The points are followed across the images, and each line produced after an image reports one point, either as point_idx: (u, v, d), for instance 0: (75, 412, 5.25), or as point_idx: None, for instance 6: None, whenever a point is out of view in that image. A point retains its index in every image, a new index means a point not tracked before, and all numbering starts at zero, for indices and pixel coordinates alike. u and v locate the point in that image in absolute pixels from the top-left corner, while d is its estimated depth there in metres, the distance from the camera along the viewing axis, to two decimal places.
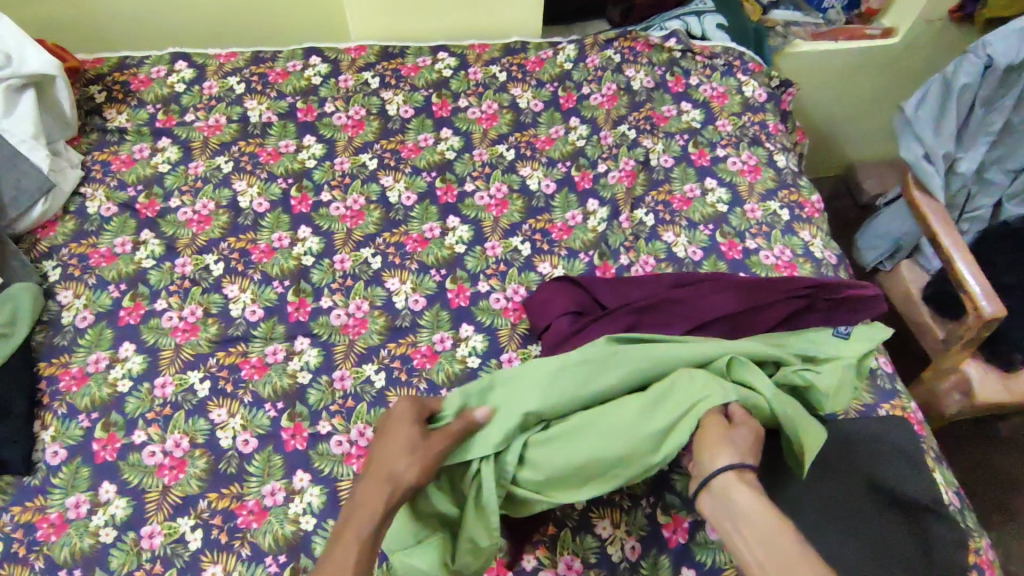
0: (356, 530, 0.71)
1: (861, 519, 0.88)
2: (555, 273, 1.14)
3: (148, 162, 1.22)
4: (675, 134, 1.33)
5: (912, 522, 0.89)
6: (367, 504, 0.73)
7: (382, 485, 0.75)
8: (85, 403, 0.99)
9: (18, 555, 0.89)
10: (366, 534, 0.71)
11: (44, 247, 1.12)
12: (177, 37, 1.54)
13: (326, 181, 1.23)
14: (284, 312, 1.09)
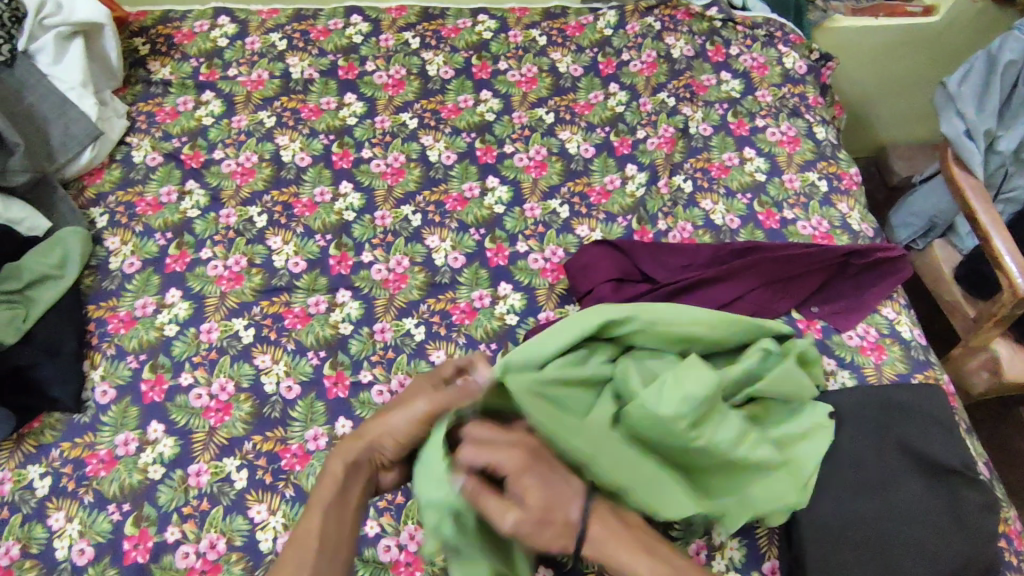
0: (323, 498, 0.72)
1: (877, 493, 0.90)
2: (594, 236, 1.15)
3: (192, 114, 1.24)
4: (714, 102, 1.33)
5: (931, 495, 0.90)
6: (331, 480, 0.73)
7: (360, 461, 0.75)
8: (134, 345, 1.01)
9: (68, 489, 0.91)
10: (321, 520, 0.71)
11: (91, 194, 1.14)
12: None
13: (367, 139, 1.23)
14: (326, 265, 1.10)
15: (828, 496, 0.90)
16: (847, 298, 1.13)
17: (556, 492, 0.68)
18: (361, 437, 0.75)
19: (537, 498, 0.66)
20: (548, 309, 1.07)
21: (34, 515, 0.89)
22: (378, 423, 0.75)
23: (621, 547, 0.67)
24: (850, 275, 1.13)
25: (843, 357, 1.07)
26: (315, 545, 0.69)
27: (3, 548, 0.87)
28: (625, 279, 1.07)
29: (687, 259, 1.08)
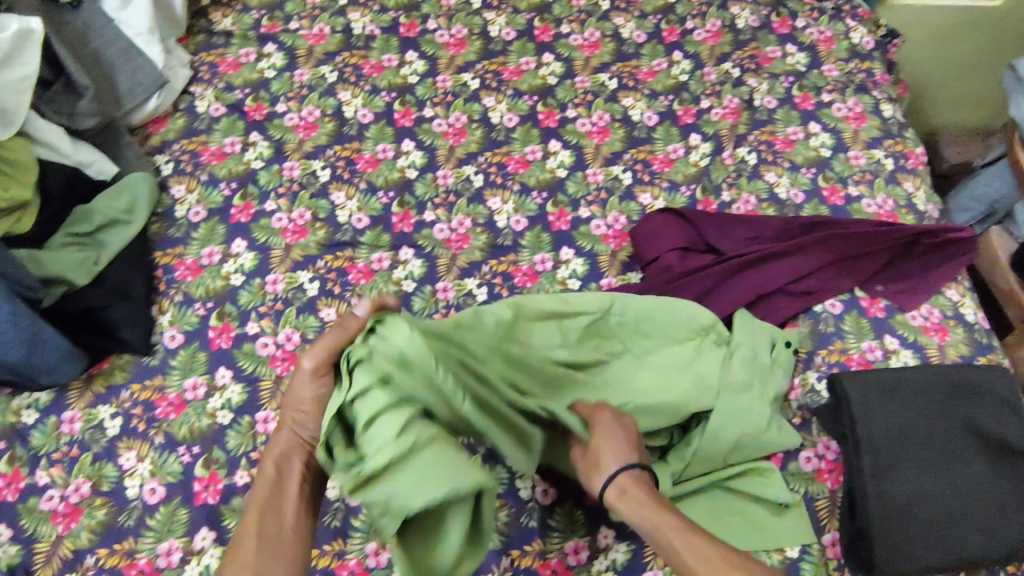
0: (259, 498, 0.71)
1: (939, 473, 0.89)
2: (656, 204, 1.15)
3: (254, 66, 1.23)
4: (780, 75, 1.31)
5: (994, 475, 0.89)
6: (269, 470, 0.74)
7: (290, 443, 0.76)
8: (201, 293, 1.01)
9: (138, 430, 0.92)
10: (259, 510, 0.70)
11: (156, 141, 1.13)
12: None
13: (429, 98, 1.22)
14: (389, 222, 1.10)
15: (894, 471, 0.89)
16: (911, 278, 1.11)
17: (616, 449, 0.76)
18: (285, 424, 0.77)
19: (608, 446, 0.77)
20: (610, 275, 1.07)
21: (104, 454, 0.90)
22: (283, 423, 0.77)
23: (655, 508, 0.70)
24: (916, 256, 1.12)
25: (905, 337, 1.06)
26: (256, 543, 0.68)
27: (74, 485, 0.88)
28: (689, 249, 1.08)
29: (753, 232, 1.08)
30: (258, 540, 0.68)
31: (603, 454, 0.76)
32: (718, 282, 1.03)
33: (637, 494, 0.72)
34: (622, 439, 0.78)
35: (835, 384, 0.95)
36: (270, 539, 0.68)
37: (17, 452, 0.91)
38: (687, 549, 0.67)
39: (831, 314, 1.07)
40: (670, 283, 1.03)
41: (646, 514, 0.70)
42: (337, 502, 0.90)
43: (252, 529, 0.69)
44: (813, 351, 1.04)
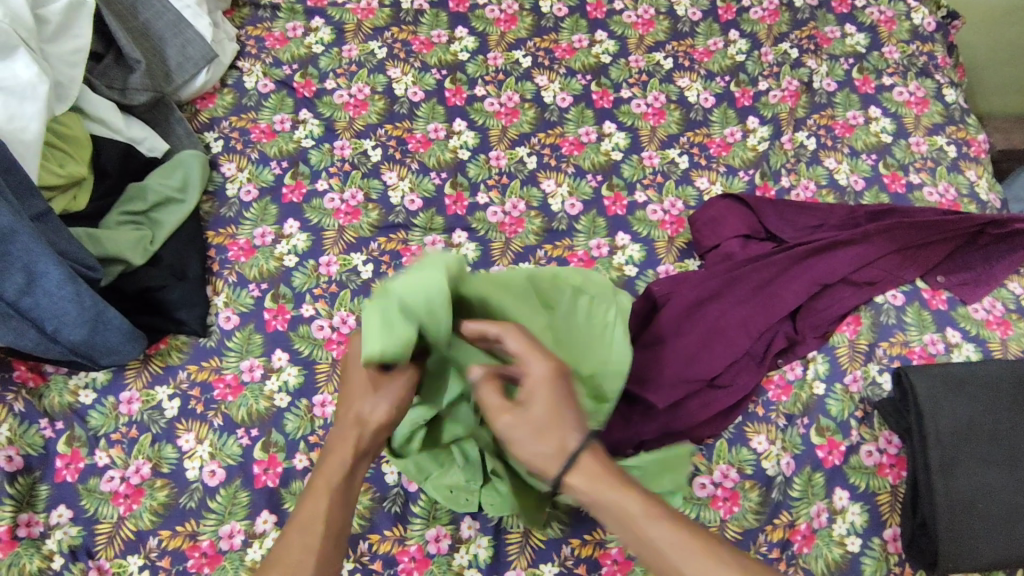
0: (329, 466, 0.64)
1: (1010, 466, 0.88)
2: (714, 188, 1.12)
3: (301, 41, 1.20)
4: (839, 57, 1.27)
5: None
6: (339, 460, 0.64)
7: (350, 433, 0.66)
8: (255, 274, 0.99)
9: (196, 411, 0.89)
10: (326, 501, 0.61)
11: (205, 118, 1.11)
12: None
13: (480, 76, 1.19)
14: (442, 205, 1.08)
15: (961, 466, 0.87)
16: (974, 269, 1.08)
17: (554, 415, 0.60)
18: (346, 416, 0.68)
19: (538, 411, 0.60)
20: (668, 263, 1.05)
21: (162, 436, 0.88)
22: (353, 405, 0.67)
23: (605, 485, 0.57)
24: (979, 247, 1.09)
25: (967, 330, 1.05)
26: (312, 531, 0.59)
27: (134, 466, 0.86)
28: (750, 236, 1.05)
29: (813, 220, 1.05)
30: (316, 548, 0.59)
31: (525, 446, 0.60)
32: (784, 270, 1.00)
33: (606, 475, 0.58)
34: (565, 413, 0.60)
35: (901, 376, 0.92)
36: (339, 516, 0.62)
37: (75, 431, 0.87)
38: (653, 528, 0.56)
39: (892, 305, 1.05)
40: (736, 269, 1.00)
41: (609, 494, 0.57)
42: (396, 487, 0.87)
43: (324, 493, 0.62)
44: (876, 343, 1.01)
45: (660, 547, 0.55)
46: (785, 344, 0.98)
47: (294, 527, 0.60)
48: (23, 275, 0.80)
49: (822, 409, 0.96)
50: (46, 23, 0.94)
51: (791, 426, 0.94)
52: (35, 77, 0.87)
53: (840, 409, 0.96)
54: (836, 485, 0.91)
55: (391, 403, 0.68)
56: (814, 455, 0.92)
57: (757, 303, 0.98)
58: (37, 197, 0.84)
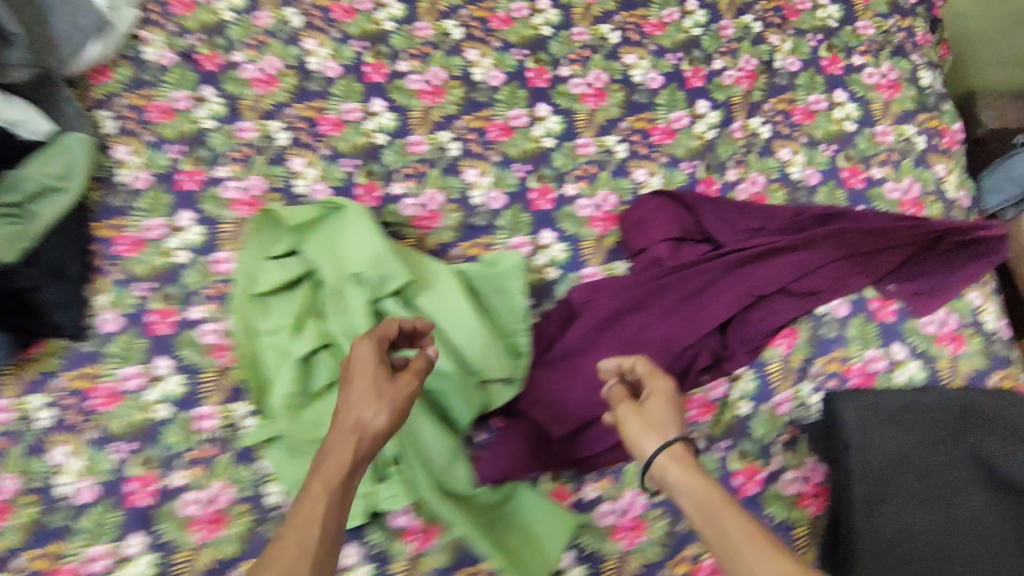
0: (325, 465, 0.60)
1: (946, 501, 0.80)
2: (652, 182, 1.03)
3: (210, 8, 1.10)
4: (807, 32, 1.15)
5: (1008, 510, 0.80)
6: (344, 460, 0.60)
7: (351, 435, 0.62)
8: (143, 271, 0.93)
9: (70, 423, 0.85)
10: (331, 496, 0.58)
11: (98, 94, 1.02)
12: None
13: (404, 49, 1.09)
14: (352, 195, 0.99)
15: (891, 502, 0.80)
16: (929, 278, 1.00)
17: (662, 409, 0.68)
18: (343, 412, 0.64)
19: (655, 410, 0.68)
20: (593, 265, 0.97)
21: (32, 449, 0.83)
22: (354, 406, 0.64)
23: (688, 476, 0.61)
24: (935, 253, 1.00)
25: (914, 346, 0.97)
26: (313, 527, 0.55)
27: None
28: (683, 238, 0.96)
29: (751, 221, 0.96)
30: (316, 550, 0.54)
31: (632, 435, 0.67)
32: (716, 279, 0.92)
33: (690, 462, 0.63)
34: (670, 415, 0.68)
35: (829, 402, 0.86)
36: (338, 513, 0.58)
37: None
38: (732, 521, 0.56)
39: (835, 316, 0.97)
40: (663, 276, 0.92)
41: (695, 482, 0.61)
42: (278, 508, 0.83)
43: (323, 496, 0.58)
44: (811, 359, 0.94)
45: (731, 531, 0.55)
46: (711, 359, 0.90)
47: (289, 531, 0.55)
48: None
49: (743, 431, 0.90)
50: None
51: (709, 450, 0.88)
52: None
53: (764, 432, 0.90)
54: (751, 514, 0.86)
55: (394, 409, 0.65)
56: (729, 482, 0.87)
57: (684, 315, 0.90)
58: None
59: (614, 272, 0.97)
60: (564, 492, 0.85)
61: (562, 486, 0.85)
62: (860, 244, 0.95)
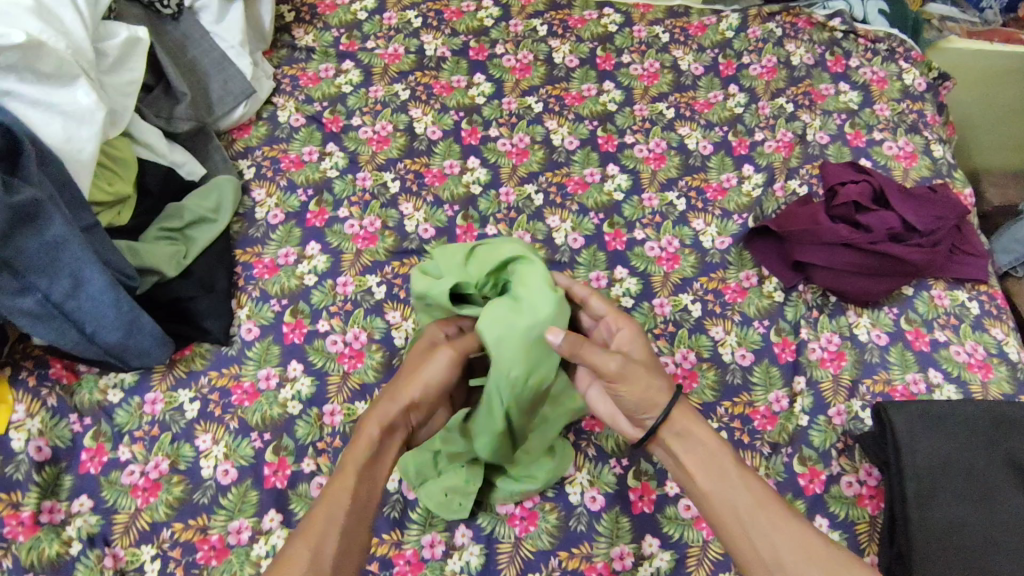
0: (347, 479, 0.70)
1: (996, 496, 0.92)
2: (709, 231, 1.19)
3: (333, 81, 1.29)
4: (833, 112, 1.35)
5: None
6: (367, 446, 0.72)
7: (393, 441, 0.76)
8: (277, 290, 1.08)
9: (214, 414, 0.98)
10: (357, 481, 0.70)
11: (240, 146, 1.20)
12: None
13: (495, 118, 1.28)
14: (453, 234, 1.16)
15: (937, 500, 0.92)
16: (956, 214, 1.14)
17: (648, 384, 0.75)
18: (389, 396, 0.77)
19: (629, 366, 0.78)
20: (662, 296, 1.12)
21: (182, 435, 0.96)
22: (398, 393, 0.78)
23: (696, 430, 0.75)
24: (935, 200, 1.16)
25: (950, 371, 1.09)
26: (329, 533, 0.66)
27: (153, 462, 0.94)
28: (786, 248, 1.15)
29: (911, 210, 1.13)
30: (340, 528, 0.67)
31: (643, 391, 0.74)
32: (832, 245, 1.10)
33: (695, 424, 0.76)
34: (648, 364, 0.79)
35: (881, 412, 0.99)
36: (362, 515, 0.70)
37: (101, 427, 0.95)
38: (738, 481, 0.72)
39: (876, 344, 1.11)
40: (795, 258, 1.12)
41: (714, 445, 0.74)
42: (396, 494, 0.96)
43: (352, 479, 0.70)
44: (859, 379, 1.07)
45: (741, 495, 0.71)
46: (882, 283, 1.09)
47: (300, 545, 0.65)
48: (71, 280, 0.86)
49: (805, 440, 1.02)
50: (104, 56, 0.99)
51: (776, 454, 1.00)
52: (93, 104, 0.92)
53: (822, 440, 1.02)
54: (816, 513, 0.97)
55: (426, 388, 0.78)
56: (796, 484, 0.98)
57: (830, 271, 1.10)
58: (86, 210, 0.90)
59: (681, 303, 1.12)
60: (649, 488, 0.97)
61: (646, 483, 0.97)
62: (893, 196, 1.14)
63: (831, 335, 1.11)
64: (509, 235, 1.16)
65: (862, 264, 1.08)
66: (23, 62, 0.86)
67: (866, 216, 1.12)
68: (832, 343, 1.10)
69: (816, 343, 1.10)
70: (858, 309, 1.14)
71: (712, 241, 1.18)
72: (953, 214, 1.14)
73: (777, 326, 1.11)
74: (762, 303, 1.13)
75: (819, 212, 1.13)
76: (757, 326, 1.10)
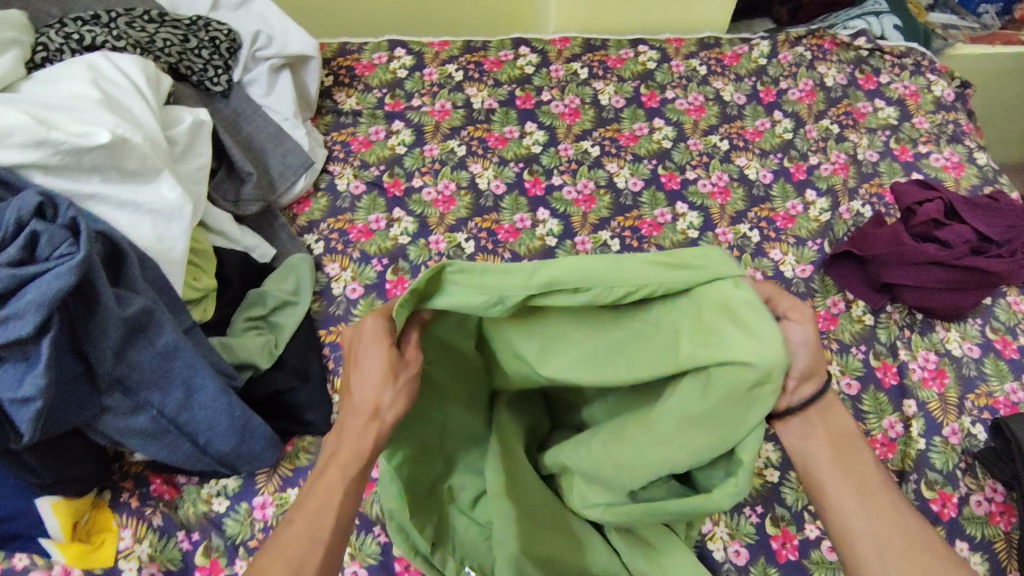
0: (330, 477, 0.64)
1: None
2: (787, 260, 1.19)
3: (385, 144, 1.25)
4: (877, 129, 1.38)
5: None
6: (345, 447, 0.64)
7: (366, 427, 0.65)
8: None
9: None
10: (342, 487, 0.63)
11: (303, 221, 1.15)
12: (394, 23, 1.52)
13: (555, 166, 1.26)
14: None
15: None
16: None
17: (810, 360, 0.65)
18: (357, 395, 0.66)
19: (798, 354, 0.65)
20: None
21: None
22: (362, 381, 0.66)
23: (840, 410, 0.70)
24: (1000, 207, 1.19)
25: None
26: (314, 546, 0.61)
27: None
28: (868, 269, 1.16)
29: (983, 220, 1.16)
30: (325, 544, 0.61)
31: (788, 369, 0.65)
32: (918, 263, 1.11)
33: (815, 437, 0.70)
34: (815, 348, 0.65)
35: (1001, 425, 1.00)
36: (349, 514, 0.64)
37: (213, 542, 0.87)
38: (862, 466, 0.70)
39: (970, 357, 1.12)
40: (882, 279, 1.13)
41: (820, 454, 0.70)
42: None
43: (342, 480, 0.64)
44: (963, 396, 1.08)
45: (865, 485, 0.68)
46: (968, 295, 1.12)
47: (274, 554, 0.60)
48: (182, 390, 0.79)
49: (928, 464, 1.02)
50: (176, 143, 0.94)
51: (903, 483, 1.00)
52: (180, 197, 0.85)
53: (943, 462, 1.02)
54: (955, 537, 0.97)
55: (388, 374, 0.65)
56: (929, 510, 0.98)
57: (918, 288, 1.12)
58: (185, 311, 0.84)
59: None
60: (789, 533, 0.95)
61: (786, 529, 0.95)
62: (964, 207, 1.17)
63: (926, 353, 1.12)
64: None
65: (949, 278, 1.10)
66: (108, 161, 0.80)
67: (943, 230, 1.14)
68: (930, 361, 1.11)
69: (915, 363, 1.11)
70: (946, 324, 1.15)
71: (793, 269, 1.18)
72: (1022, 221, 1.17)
73: (875, 350, 1.11)
74: (854, 328, 1.13)
75: (898, 231, 1.14)
76: (856, 352, 1.11)
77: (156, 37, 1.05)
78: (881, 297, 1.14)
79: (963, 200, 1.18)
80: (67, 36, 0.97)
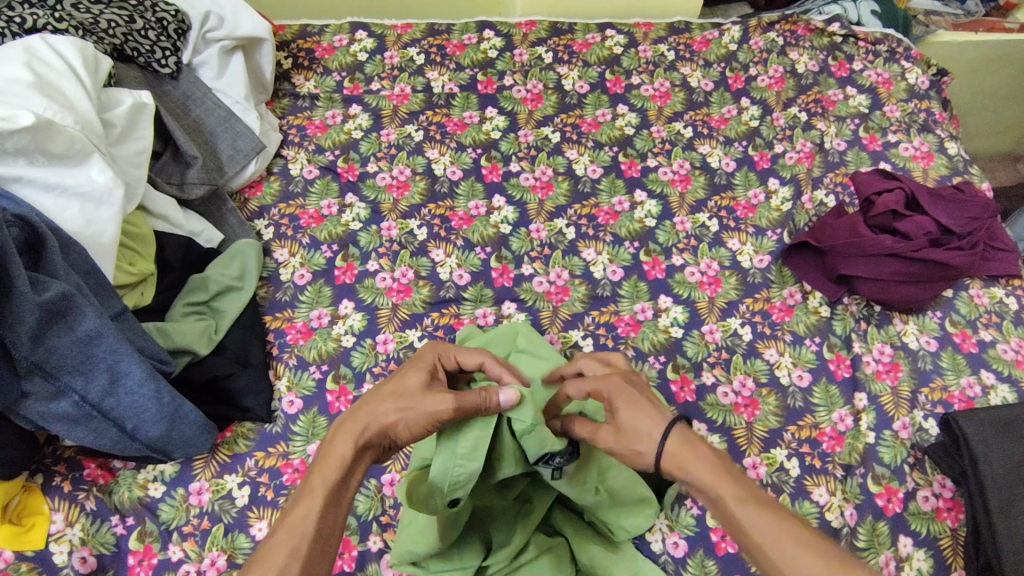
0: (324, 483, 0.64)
1: None
2: (745, 249, 1.17)
3: (341, 128, 1.24)
4: (846, 118, 1.35)
5: None
6: (336, 459, 0.65)
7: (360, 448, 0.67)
8: (314, 356, 1.01)
9: (267, 498, 0.89)
10: (322, 501, 0.63)
11: (254, 206, 1.14)
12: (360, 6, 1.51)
13: (514, 153, 1.24)
14: (489, 277, 1.10)
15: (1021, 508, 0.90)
16: (992, 211, 1.15)
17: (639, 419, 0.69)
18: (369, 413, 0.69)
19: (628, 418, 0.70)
20: (711, 322, 1.10)
21: (235, 525, 0.88)
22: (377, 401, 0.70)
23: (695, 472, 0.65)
24: (968, 197, 1.17)
25: (1001, 371, 1.09)
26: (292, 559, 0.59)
27: (208, 559, 0.85)
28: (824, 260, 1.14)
29: (947, 210, 1.13)
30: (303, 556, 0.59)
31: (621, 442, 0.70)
32: (874, 255, 1.10)
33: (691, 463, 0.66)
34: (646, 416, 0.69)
35: (949, 422, 0.97)
36: (330, 532, 0.63)
37: (146, 527, 0.87)
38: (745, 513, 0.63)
39: (927, 350, 1.10)
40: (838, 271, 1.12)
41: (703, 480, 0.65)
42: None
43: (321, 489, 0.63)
44: (917, 390, 1.06)
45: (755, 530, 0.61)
46: (926, 287, 1.10)
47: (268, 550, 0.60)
48: (107, 375, 0.79)
49: (875, 457, 1.00)
50: (112, 126, 0.93)
51: (849, 477, 0.98)
52: (111, 182, 0.85)
53: (891, 455, 1.01)
54: (899, 533, 0.95)
55: (406, 414, 0.69)
56: (875, 504, 0.97)
57: (873, 280, 1.10)
58: (114, 297, 0.84)
59: (731, 328, 1.09)
60: None
61: None
62: (927, 197, 1.15)
63: (882, 346, 1.10)
64: (547, 273, 1.12)
65: (905, 272, 1.09)
66: (33, 144, 0.79)
67: (902, 222, 1.13)
68: (885, 354, 1.09)
69: (869, 356, 1.09)
70: (904, 316, 1.14)
71: (750, 260, 1.16)
72: (991, 210, 1.14)
73: (829, 342, 1.10)
74: (809, 320, 1.11)
75: (856, 223, 1.13)
76: (809, 344, 1.09)
77: (100, 18, 1.04)
78: (836, 289, 1.13)
79: (928, 190, 1.16)
80: (8, 19, 0.96)
